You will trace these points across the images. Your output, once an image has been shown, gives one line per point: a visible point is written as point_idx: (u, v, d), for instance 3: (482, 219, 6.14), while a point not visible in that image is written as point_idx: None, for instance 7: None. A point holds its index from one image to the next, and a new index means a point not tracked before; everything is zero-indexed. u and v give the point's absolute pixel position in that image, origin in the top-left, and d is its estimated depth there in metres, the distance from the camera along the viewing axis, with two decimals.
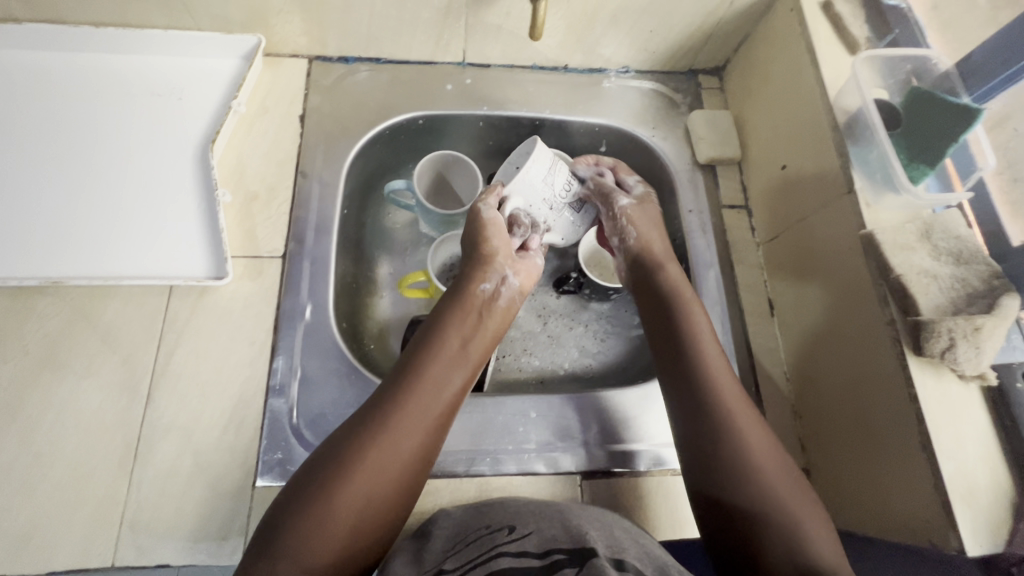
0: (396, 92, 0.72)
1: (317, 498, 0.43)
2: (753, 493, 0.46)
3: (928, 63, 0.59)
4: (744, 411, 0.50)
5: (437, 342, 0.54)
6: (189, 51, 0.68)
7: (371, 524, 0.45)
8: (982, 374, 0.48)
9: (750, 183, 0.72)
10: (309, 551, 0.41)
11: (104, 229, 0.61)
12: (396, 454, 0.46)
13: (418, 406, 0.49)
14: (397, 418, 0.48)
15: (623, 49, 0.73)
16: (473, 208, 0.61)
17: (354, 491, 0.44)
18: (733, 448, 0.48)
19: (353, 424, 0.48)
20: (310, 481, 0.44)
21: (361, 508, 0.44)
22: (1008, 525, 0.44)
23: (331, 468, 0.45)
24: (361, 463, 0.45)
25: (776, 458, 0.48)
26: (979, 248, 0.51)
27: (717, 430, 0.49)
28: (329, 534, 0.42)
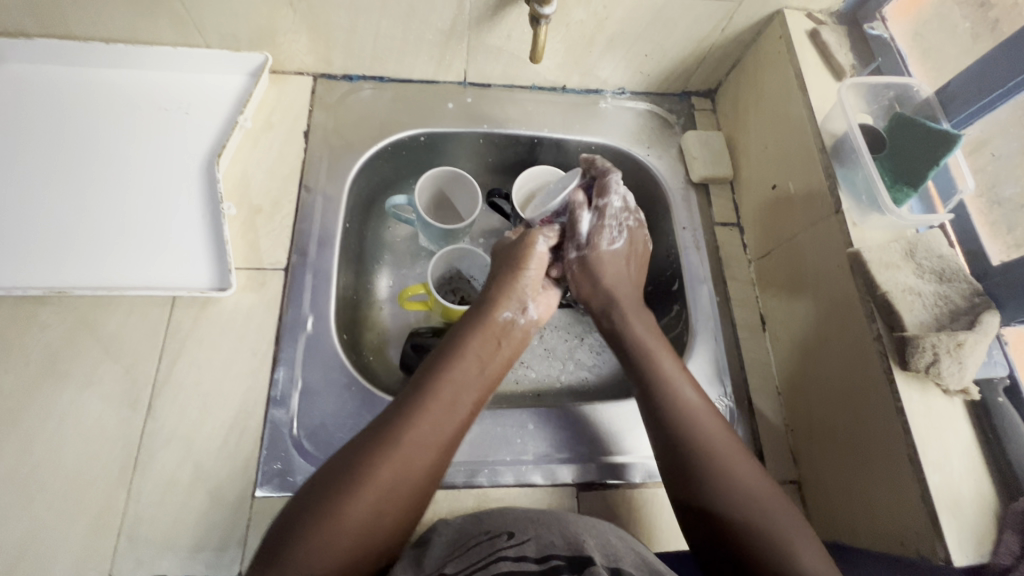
0: (399, 109, 0.74)
1: (321, 511, 0.44)
2: (731, 506, 0.48)
3: (909, 91, 0.62)
4: (714, 430, 0.53)
5: (455, 361, 0.54)
6: (197, 68, 0.70)
7: (377, 537, 0.45)
8: (965, 389, 0.50)
9: (742, 202, 0.74)
10: (314, 564, 0.41)
11: (109, 239, 0.62)
12: (408, 468, 0.47)
13: (430, 427, 0.50)
14: (410, 433, 0.48)
15: (619, 71, 0.76)
16: (530, 233, 0.63)
17: (361, 505, 0.45)
18: (710, 468, 0.50)
19: (361, 439, 0.48)
20: (316, 497, 0.45)
21: (371, 520, 0.45)
22: (993, 536, 0.45)
23: (336, 483, 0.45)
24: (371, 478, 0.46)
25: (750, 471, 0.50)
26: (960, 267, 0.53)
27: (693, 450, 0.51)
28: (335, 549, 0.43)
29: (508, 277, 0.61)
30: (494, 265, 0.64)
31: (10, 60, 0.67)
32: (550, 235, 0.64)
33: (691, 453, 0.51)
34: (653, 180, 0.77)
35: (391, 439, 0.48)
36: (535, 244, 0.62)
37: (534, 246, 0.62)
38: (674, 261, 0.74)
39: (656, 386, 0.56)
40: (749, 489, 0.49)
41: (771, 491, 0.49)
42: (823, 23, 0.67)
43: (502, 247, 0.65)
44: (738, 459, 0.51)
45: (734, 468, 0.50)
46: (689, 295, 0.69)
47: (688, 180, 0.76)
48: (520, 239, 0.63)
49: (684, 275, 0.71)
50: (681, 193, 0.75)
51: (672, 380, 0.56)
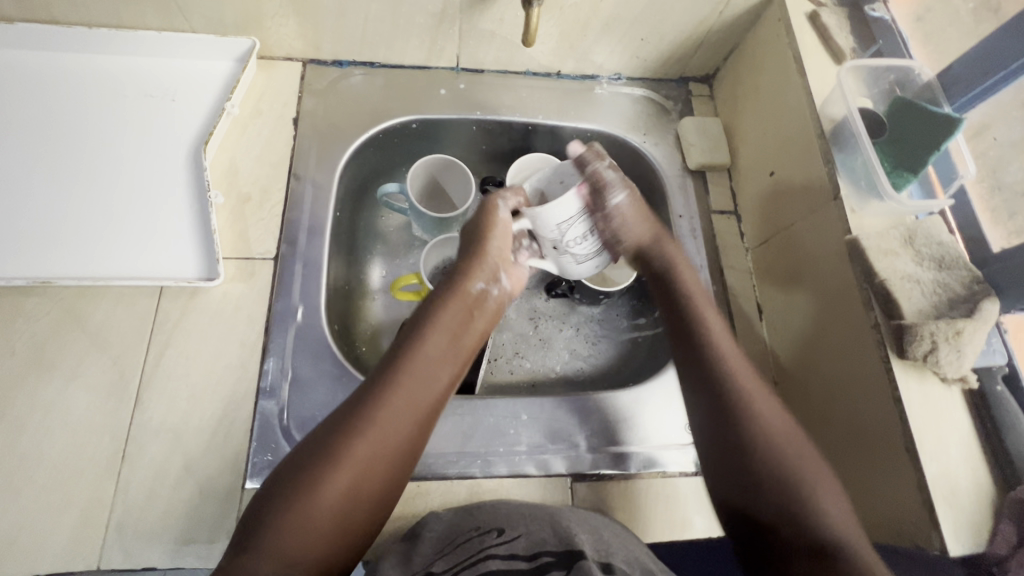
0: (390, 95, 0.73)
1: (297, 497, 0.43)
2: (763, 455, 0.47)
3: (910, 74, 0.60)
4: (750, 380, 0.52)
5: (427, 335, 0.53)
6: (183, 53, 0.68)
7: (355, 516, 0.45)
8: (963, 377, 0.49)
9: (739, 189, 0.73)
10: (292, 547, 0.41)
11: (94, 228, 0.61)
12: (384, 446, 0.47)
13: (404, 402, 0.49)
14: (383, 410, 0.47)
15: (615, 56, 0.74)
16: (489, 200, 0.61)
17: (336, 486, 0.44)
18: (749, 427, 0.48)
19: (334, 419, 0.47)
20: (291, 480, 0.44)
21: (349, 502, 0.44)
22: (989, 526, 0.45)
23: (309, 466, 0.44)
24: (348, 458, 0.45)
25: (788, 430, 0.48)
26: (960, 254, 0.52)
27: (730, 402, 0.50)
28: (312, 531, 0.42)
29: (476, 249, 0.59)
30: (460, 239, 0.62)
31: None
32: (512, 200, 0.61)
33: (730, 404, 0.50)
34: (649, 168, 0.76)
35: (363, 418, 0.47)
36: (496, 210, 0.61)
37: (496, 212, 0.60)
38: None
39: (701, 342, 0.55)
40: (785, 440, 0.48)
41: (807, 450, 0.47)
42: (823, 4, 0.66)
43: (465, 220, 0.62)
44: (776, 419, 0.49)
45: (775, 426, 0.48)
46: None
47: (685, 167, 0.75)
48: (484, 207, 0.61)
49: None
50: (677, 180, 0.74)
51: (715, 342, 0.54)
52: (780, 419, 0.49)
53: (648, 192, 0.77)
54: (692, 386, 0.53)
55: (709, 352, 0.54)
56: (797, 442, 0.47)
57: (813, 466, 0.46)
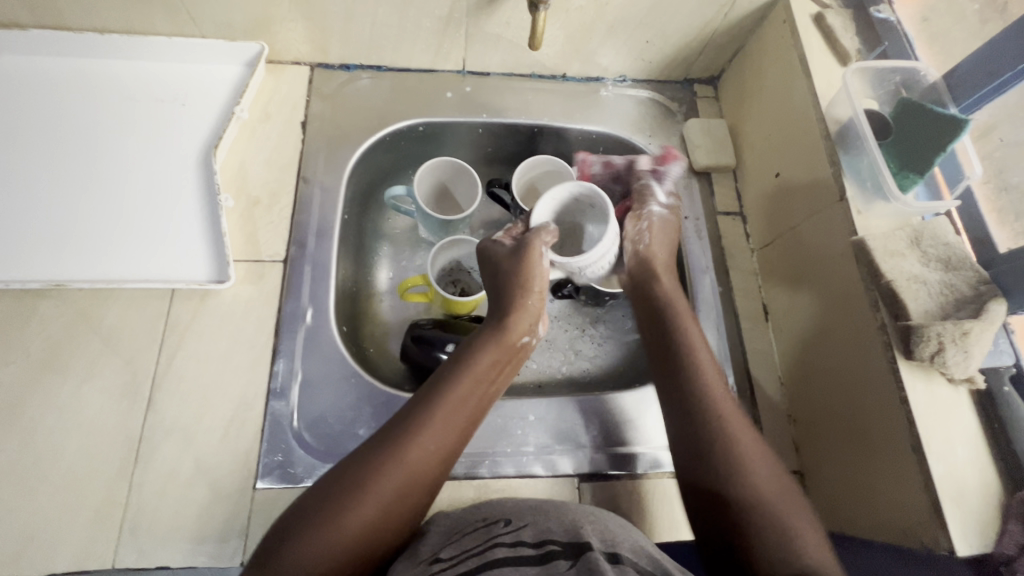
0: (397, 99, 0.73)
1: (332, 507, 0.43)
2: (746, 492, 0.45)
3: (916, 75, 0.60)
4: (740, 421, 0.50)
5: (468, 373, 0.53)
6: (192, 58, 0.69)
7: (383, 530, 0.44)
8: (970, 378, 0.49)
9: (745, 191, 0.73)
10: (307, 567, 0.40)
11: (106, 232, 0.62)
12: (418, 475, 0.46)
13: (439, 440, 0.48)
14: (423, 438, 0.48)
15: (620, 58, 0.75)
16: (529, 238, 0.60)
17: (360, 518, 0.43)
18: (734, 468, 0.47)
19: (384, 439, 0.47)
20: (316, 502, 0.43)
21: (376, 517, 0.44)
22: (996, 525, 0.45)
23: (349, 482, 0.44)
24: (382, 475, 0.45)
25: (775, 477, 0.47)
26: (967, 255, 0.52)
27: (715, 439, 0.49)
28: (329, 553, 0.41)
29: (518, 291, 0.58)
30: (498, 270, 0.60)
31: (5, 53, 0.66)
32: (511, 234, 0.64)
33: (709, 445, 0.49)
34: None
35: (404, 442, 0.47)
36: (537, 257, 0.59)
37: (537, 259, 0.59)
38: (676, 251, 0.73)
39: (686, 381, 0.53)
40: (768, 486, 0.46)
41: (788, 494, 0.46)
42: (828, 6, 0.66)
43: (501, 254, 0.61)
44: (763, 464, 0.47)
45: (761, 470, 0.47)
46: (690, 284, 0.69)
47: (690, 169, 0.75)
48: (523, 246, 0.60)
49: (685, 265, 0.70)
50: (682, 182, 0.74)
51: (706, 383, 0.52)
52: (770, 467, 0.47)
53: None
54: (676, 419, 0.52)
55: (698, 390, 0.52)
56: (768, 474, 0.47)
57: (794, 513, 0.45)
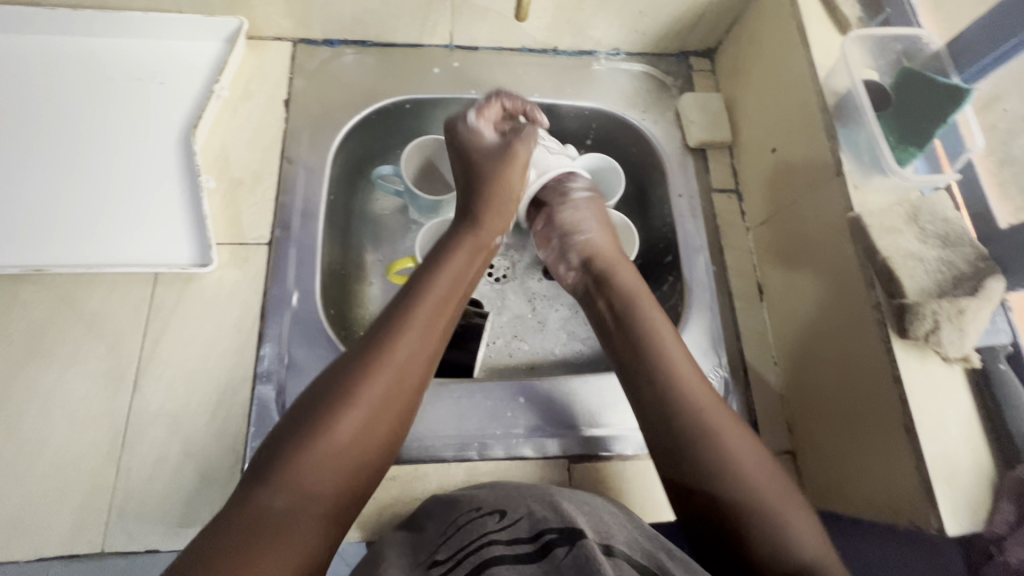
0: (382, 75, 0.71)
1: (313, 433, 0.43)
2: (706, 459, 0.46)
3: (919, 42, 0.58)
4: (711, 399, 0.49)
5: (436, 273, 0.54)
6: (172, 34, 0.67)
7: (375, 453, 0.45)
8: (965, 356, 0.48)
9: (741, 167, 0.71)
10: (310, 478, 0.41)
11: (87, 214, 0.60)
12: (401, 381, 0.47)
13: (413, 334, 0.49)
14: (399, 339, 0.48)
15: (613, 29, 0.72)
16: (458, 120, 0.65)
17: (351, 423, 0.44)
18: (703, 431, 0.47)
19: (352, 355, 0.47)
20: (301, 420, 0.44)
21: (362, 438, 0.44)
22: (988, 505, 0.45)
23: (324, 399, 0.44)
24: (362, 396, 0.45)
25: (733, 428, 0.48)
26: (966, 231, 0.51)
27: (688, 429, 0.47)
28: (329, 464, 0.42)
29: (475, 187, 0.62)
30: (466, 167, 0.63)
31: None
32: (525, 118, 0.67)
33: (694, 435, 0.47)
34: (649, 146, 0.74)
35: (374, 355, 0.47)
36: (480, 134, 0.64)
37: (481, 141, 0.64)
38: (669, 229, 0.71)
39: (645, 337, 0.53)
40: (737, 444, 0.47)
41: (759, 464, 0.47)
42: None
43: (473, 150, 0.63)
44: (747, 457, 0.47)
45: (721, 425, 0.48)
46: (684, 263, 0.67)
47: (685, 145, 0.73)
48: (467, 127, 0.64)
49: (679, 244, 0.69)
50: (677, 159, 0.72)
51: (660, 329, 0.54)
52: (749, 449, 0.47)
53: (648, 171, 0.75)
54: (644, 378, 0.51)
55: (656, 363, 0.51)
56: (730, 427, 0.48)
57: (746, 453, 0.47)
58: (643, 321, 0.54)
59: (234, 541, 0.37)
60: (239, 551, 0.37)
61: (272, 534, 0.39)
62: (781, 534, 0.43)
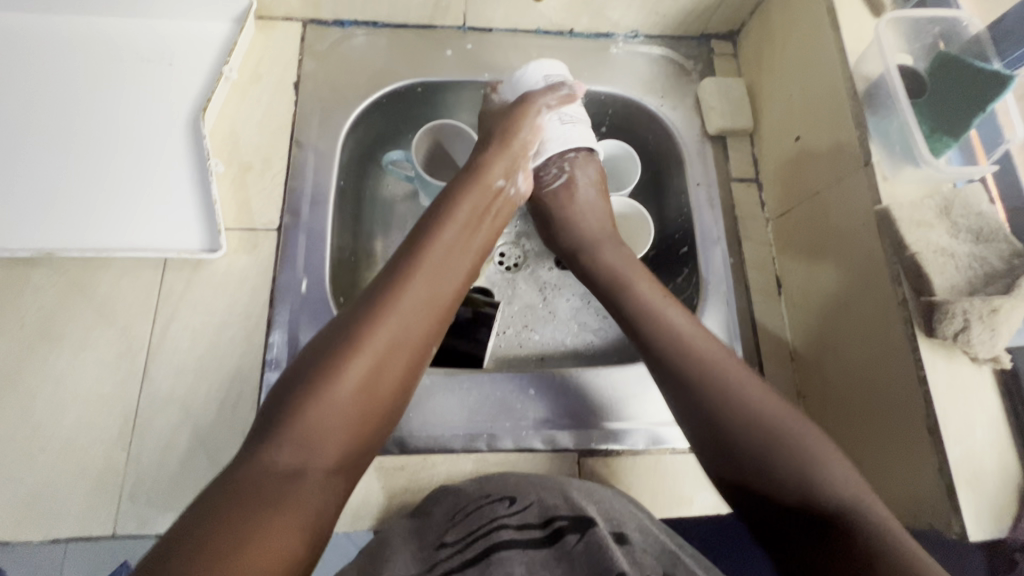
0: (393, 57, 0.69)
1: (317, 384, 0.42)
2: (739, 415, 0.46)
3: (958, 25, 0.55)
4: (731, 366, 0.49)
5: (435, 230, 0.52)
6: (181, 14, 0.66)
7: (381, 404, 0.44)
8: (995, 357, 0.46)
9: (762, 156, 0.69)
10: (314, 433, 0.41)
11: (96, 198, 0.60)
12: (407, 334, 0.46)
13: (424, 282, 0.48)
14: (405, 299, 0.46)
15: (633, 10, 0.70)
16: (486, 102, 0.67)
17: (357, 374, 0.43)
18: (716, 389, 0.47)
19: (355, 311, 0.45)
20: (308, 367, 0.43)
21: (370, 389, 0.43)
22: (1013, 511, 0.43)
23: (331, 356, 0.43)
24: (367, 347, 0.44)
25: (755, 385, 0.48)
26: (1000, 224, 0.48)
27: (712, 394, 0.47)
28: (333, 417, 0.42)
29: (495, 145, 0.59)
30: (488, 130, 0.62)
31: None
32: (553, 98, 0.61)
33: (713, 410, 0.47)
34: (667, 133, 0.71)
35: (384, 303, 0.46)
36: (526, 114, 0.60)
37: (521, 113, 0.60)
38: (686, 220, 0.70)
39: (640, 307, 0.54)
40: (761, 398, 0.47)
41: (789, 409, 0.46)
42: None
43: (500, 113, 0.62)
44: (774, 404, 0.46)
45: (736, 381, 0.47)
46: (701, 255, 0.66)
47: (704, 132, 0.70)
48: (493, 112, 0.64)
49: (696, 235, 0.67)
50: (695, 146, 0.70)
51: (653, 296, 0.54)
52: (779, 403, 0.46)
53: (665, 159, 0.73)
54: (647, 349, 0.51)
55: (655, 334, 0.51)
56: (748, 382, 0.47)
57: (776, 405, 0.46)
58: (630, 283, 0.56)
59: (236, 498, 0.37)
60: (245, 506, 0.37)
61: (288, 499, 0.38)
62: (831, 487, 0.42)
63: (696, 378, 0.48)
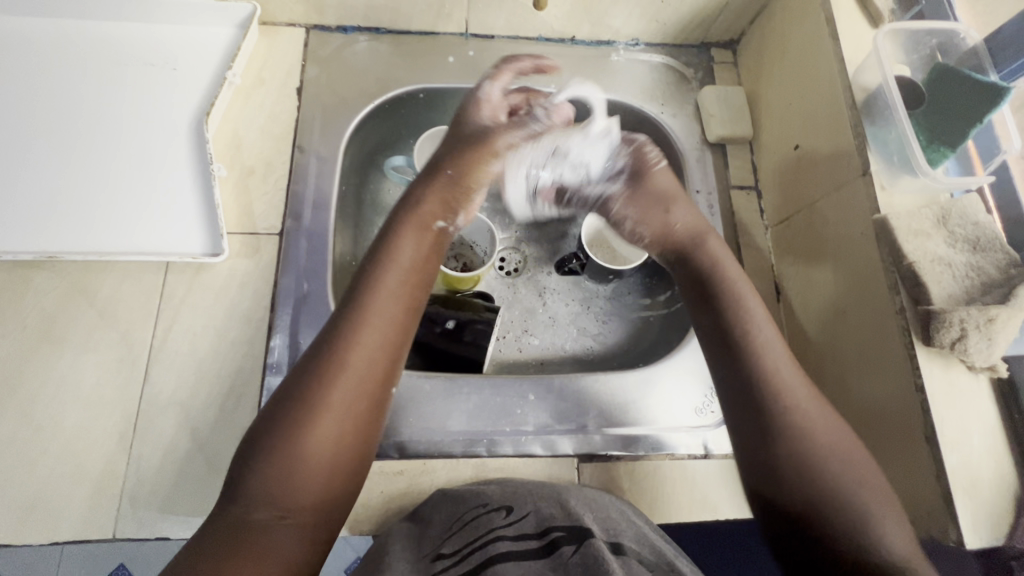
0: (395, 63, 0.70)
1: (277, 447, 0.40)
2: (794, 453, 0.42)
3: (954, 38, 0.55)
4: (818, 407, 0.44)
5: (393, 248, 0.50)
6: (185, 20, 0.66)
7: (349, 453, 0.42)
8: (992, 366, 0.46)
9: (761, 164, 0.69)
10: (285, 489, 0.40)
11: (99, 201, 0.60)
12: (360, 377, 0.43)
13: (369, 326, 0.45)
14: (366, 318, 0.45)
15: (633, 19, 0.70)
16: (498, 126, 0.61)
17: (315, 435, 0.41)
18: (789, 425, 0.43)
19: (308, 362, 0.44)
20: (264, 432, 0.41)
21: (331, 445, 0.41)
22: (1009, 519, 0.44)
23: (305, 385, 0.42)
24: (321, 404, 0.42)
25: (824, 421, 0.44)
26: (997, 235, 0.49)
27: (783, 428, 0.43)
28: (300, 479, 0.40)
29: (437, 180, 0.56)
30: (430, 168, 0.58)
31: None
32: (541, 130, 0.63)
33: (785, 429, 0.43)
34: (667, 140, 0.72)
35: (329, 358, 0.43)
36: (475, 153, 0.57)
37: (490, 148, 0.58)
38: None
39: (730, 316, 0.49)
40: (829, 435, 0.43)
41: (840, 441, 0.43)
42: None
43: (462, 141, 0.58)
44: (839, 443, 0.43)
45: (814, 416, 0.44)
46: None
47: (704, 140, 0.71)
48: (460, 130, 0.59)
49: None
50: (695, 154, 0.70)
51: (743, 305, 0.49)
52: (836, 437, 0.43)
53: None
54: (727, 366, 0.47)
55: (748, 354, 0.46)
56: (824, 417, 0.44)
57: (843, 447, 0.43)
58: (725, 286, 0.51)
59: (221, 548, 0.38)
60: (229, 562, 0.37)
61: (253, 550, 0.38)
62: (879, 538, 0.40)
63: (773, 407, 0.44)
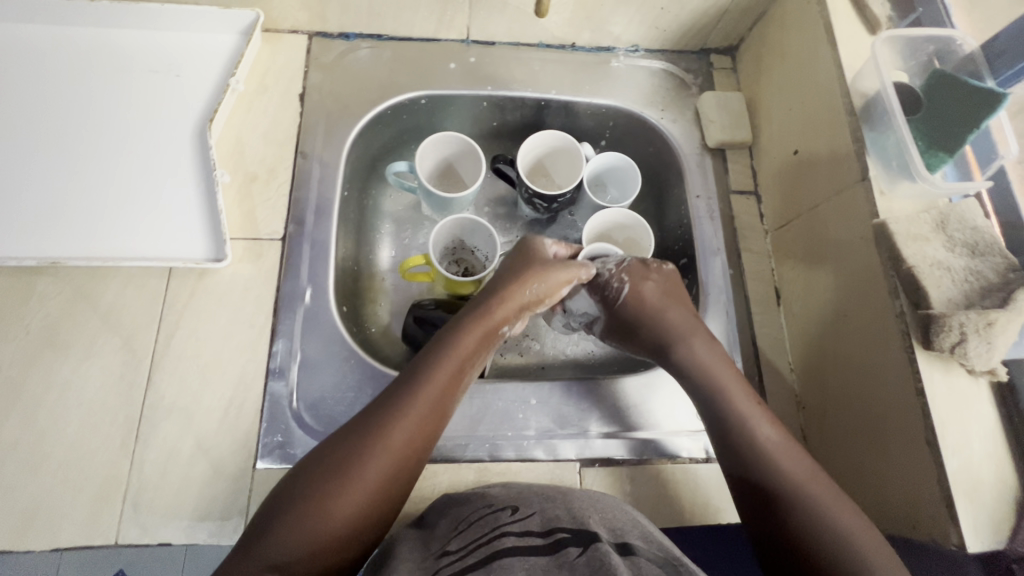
0: (398, 70, 0.70)
1: (308, 507, 0.42)
2: (800, 525, 0.45)
3: (952, 45, 0.56)
4: (816, 481, 0.46)
5: (453, 343, 0.51)
6: (189, 27, 0.67)
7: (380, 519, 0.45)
8: (992, 369, 0.47)
9: (761, 169, 0.70)
10: (316, 544, 0.42)
11: (103, 207, 0.61)
12: (398, 455, 0.46)
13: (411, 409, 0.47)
14: (409, 408, 0.47)
15: (633, 26, 0.71)
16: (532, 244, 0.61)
17: (350, 502, 0.43)
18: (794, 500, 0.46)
19: (347, 434, 0.46)
20: (301, 490, 0.44)
21: (363, 512, 0.43)
22: (1011, 522, 0.44)
23: (346, 448, 0.45)
24: (359, 476, 0.44)
25: (829, 493, 0.46)
26: (996, 240, 0.49)
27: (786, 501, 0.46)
28: (330, 533, 0.42)
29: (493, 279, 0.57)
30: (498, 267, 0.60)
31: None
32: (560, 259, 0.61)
33: (786, 503, 0.46)
34: (667, 146, 0.72)
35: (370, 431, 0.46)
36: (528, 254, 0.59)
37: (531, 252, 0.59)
38: (686, 231, 0.70)
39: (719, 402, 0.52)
40: (832, 505, 0.45)
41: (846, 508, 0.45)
42: None
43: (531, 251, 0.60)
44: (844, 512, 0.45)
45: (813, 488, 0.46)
46: (701, 266, 0.66)
47: (704, 146, 0.71)
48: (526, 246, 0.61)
49: (696, 247, 0.68)
50: (695, 159, 0.71)
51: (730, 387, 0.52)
52: (843, 506, 0.45)
53: (665, 171, 0.74)
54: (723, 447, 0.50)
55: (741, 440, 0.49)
56: (823, 491, 0.46)
57: (843, 513, 0.45)
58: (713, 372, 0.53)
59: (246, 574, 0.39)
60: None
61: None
62: None
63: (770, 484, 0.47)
